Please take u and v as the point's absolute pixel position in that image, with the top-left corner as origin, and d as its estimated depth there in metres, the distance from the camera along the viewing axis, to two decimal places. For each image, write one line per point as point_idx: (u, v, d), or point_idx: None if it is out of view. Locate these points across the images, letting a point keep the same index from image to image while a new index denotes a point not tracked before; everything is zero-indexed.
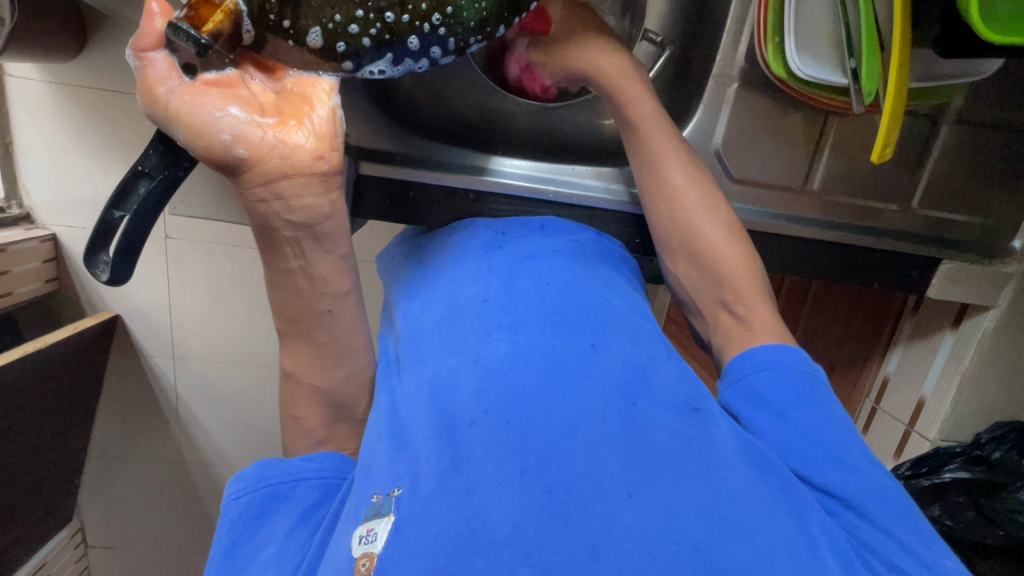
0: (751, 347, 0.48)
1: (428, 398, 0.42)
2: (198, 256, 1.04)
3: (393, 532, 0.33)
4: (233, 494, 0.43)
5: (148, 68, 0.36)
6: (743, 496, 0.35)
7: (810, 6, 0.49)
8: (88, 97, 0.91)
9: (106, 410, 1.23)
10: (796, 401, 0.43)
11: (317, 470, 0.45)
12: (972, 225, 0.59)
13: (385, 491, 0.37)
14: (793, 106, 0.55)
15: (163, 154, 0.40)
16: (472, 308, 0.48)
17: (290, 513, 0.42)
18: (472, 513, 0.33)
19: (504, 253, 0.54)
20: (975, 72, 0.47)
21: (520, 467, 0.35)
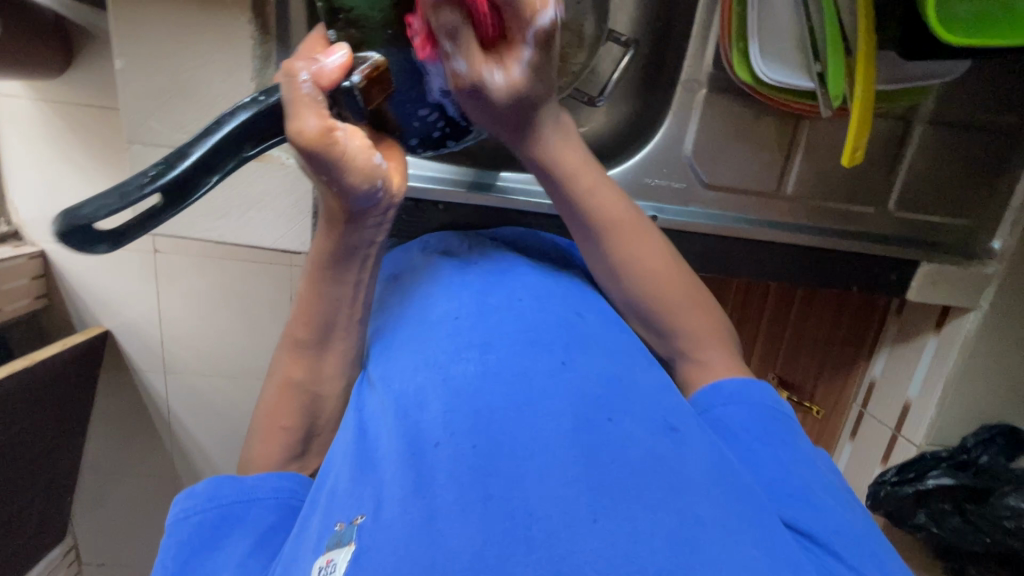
0: (723, 379, 0.49)
1: (396, 418, 0.41)
2: (184, 270, 1.04)
3: (353, 560, 0.32)
4: (180, 514, 0.42)
5: (301, 98, 0.34)
6: (715, 519, 0.34)
7: (776, 10, 0.48)
8: (71, 114, 0.91)
9: (97, 426, 1.23)
10: (769, 436, 0.44)
11: (273, 489, 0.44)
12: (950, 227, 0.59)
13: (347, 519, 0.36)
14: (765, 111, 0.54)
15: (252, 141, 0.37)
16: (443, 325, 0.48)
17: (244, 536, 0.40)
18: (433, 540, 0.32)
19: (480, 268, 0.54)
20: (945, 74, 0.47)
21: (484, 493, 0.34)
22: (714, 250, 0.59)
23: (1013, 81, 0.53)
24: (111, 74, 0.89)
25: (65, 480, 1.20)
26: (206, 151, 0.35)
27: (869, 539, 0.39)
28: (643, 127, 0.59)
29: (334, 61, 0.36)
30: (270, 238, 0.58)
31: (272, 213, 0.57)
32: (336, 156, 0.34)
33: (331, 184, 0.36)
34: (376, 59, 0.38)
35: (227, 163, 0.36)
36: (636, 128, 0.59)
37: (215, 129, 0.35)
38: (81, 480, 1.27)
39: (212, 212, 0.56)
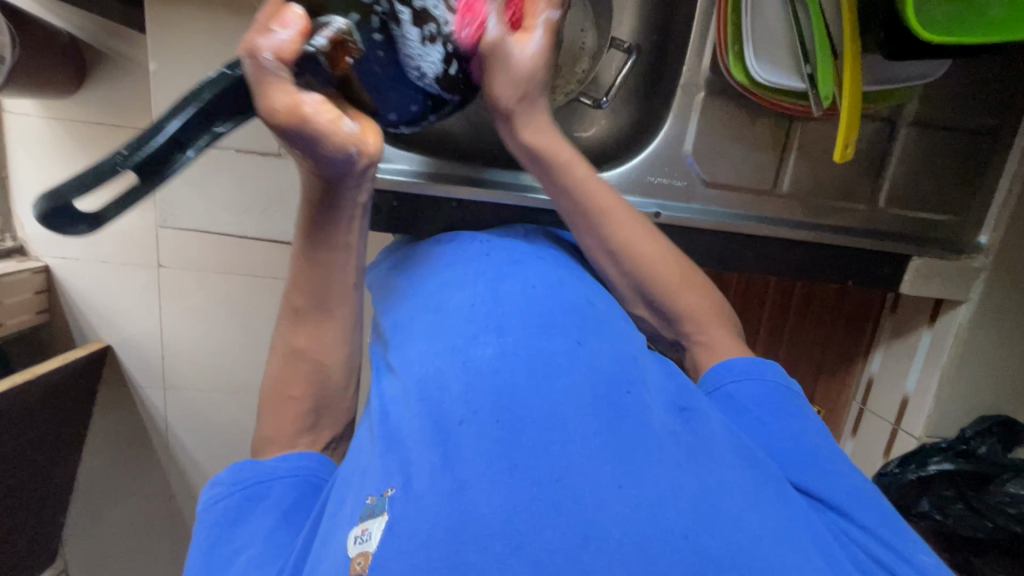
0: (731, 358, 0.50)
1: (419, 399, 0.42)
2: (190, 283, 1.05)
3: (387, 530, 0.34)
4: (209, 501, 0.44)
5: (265, 77, 0.33)
6: (734, 488, 0.36)
7: (766, 19, 0.52)
8: (84, 130, 0.94)
9: (95, 442, 1.22)
10: (775, 407, 0.45)
11: (293, 468, 0.46)
12: (939, 223, 0.62)
13: (378, 492, 0.37)
14: (759, 113, 0.57)
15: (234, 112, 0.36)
16: (462, 311, 0.49)
17: (269, 511, 0.42)
18: (463, 507, 0.33)
19: (493, 258, 0.55)
20: (926, 75, 0.51)
21: (510, 463, 0.35)
22: (715, 245, 0.61)
23: (990, 84, 0.57)
24: (124, 90, 0.92)
25: (62, 498, 1.19)
26: (178, 125, 0.34)
27: (877, 501, 0.41)
28: (644, 130, 0.62)
29: (287, 31, 0.32)
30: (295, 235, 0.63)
31: None
32: (314, 133, 0.35)
33: (311, 157, 0.37)
34: (336, 24, 0.35)
35: (199, 141, 0.35)
36: (638, 131, 0.63)
37: (184, 102, 0.34)
38: (77, 498, 1.26)
39: (237, 209, 0.60)
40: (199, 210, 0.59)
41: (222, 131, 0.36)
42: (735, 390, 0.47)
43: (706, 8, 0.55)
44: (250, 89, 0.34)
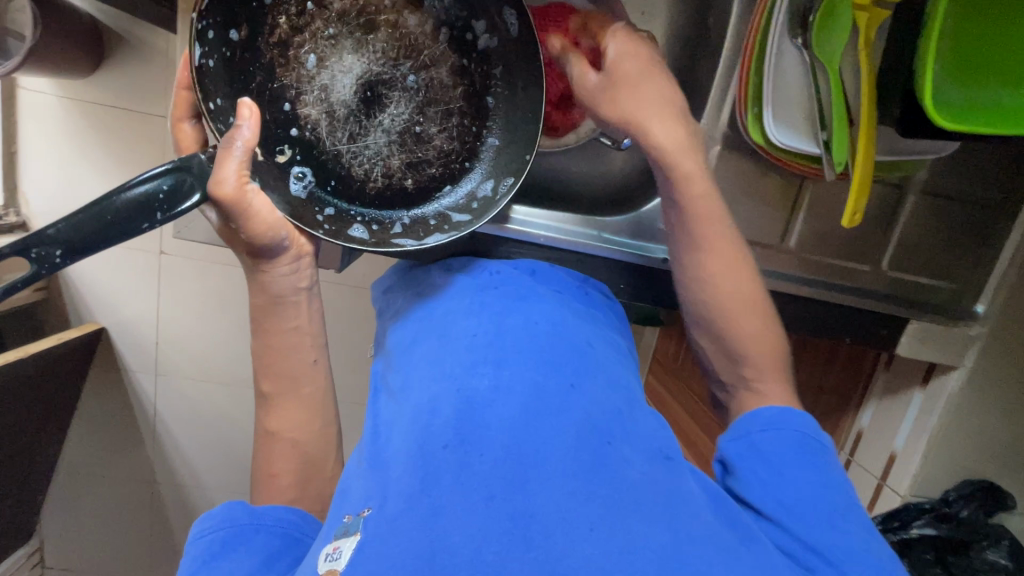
0: (760, 407, 0.49)
1: (410, 424, 0.43)
2: (189, 273, 1.05)
3: (357, 553, 0.34)
4: (199, 532, 0.44)
5: (224, 156, 0.41)
6: (702, 541, 0.36)
7: (789, 82, 0.53)
8: (98, 113, 0.93)
9: (81, 425, 1.21)
10: (799, 458, 0.45)
11: (278, 518, 0.46)
12: (940, 290, 0.63)
13: (355, 511, 0.38)
14: (771, 170, 0.58)
15: (163, 192, 0.40)
16: (461, 339, 0.49)
17: (251, 554, 0.42)
18: (435, 536, 0.34)
19: (499, 287, 0.55)
20: (933, 151, 0.52)
21: (487, 495, 0.36)
22: None
23: (1002, 161, 0.58)
24: (142, 76, 0.91)
25: (42, 477, 1.19)
26: (122, 213, 0.39)
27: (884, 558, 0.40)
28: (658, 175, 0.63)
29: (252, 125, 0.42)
30: None
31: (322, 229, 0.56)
32: (218, 163, 0.41)
33: (250, 199, 0.43)
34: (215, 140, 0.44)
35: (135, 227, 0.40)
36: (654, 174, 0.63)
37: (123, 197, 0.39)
38: (58, 478, 1.25)
39: None
40: None
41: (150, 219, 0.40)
42: (760, 438, 0.47)
43: (727, 66, 0.56)
44: (181, 178, 0.41)
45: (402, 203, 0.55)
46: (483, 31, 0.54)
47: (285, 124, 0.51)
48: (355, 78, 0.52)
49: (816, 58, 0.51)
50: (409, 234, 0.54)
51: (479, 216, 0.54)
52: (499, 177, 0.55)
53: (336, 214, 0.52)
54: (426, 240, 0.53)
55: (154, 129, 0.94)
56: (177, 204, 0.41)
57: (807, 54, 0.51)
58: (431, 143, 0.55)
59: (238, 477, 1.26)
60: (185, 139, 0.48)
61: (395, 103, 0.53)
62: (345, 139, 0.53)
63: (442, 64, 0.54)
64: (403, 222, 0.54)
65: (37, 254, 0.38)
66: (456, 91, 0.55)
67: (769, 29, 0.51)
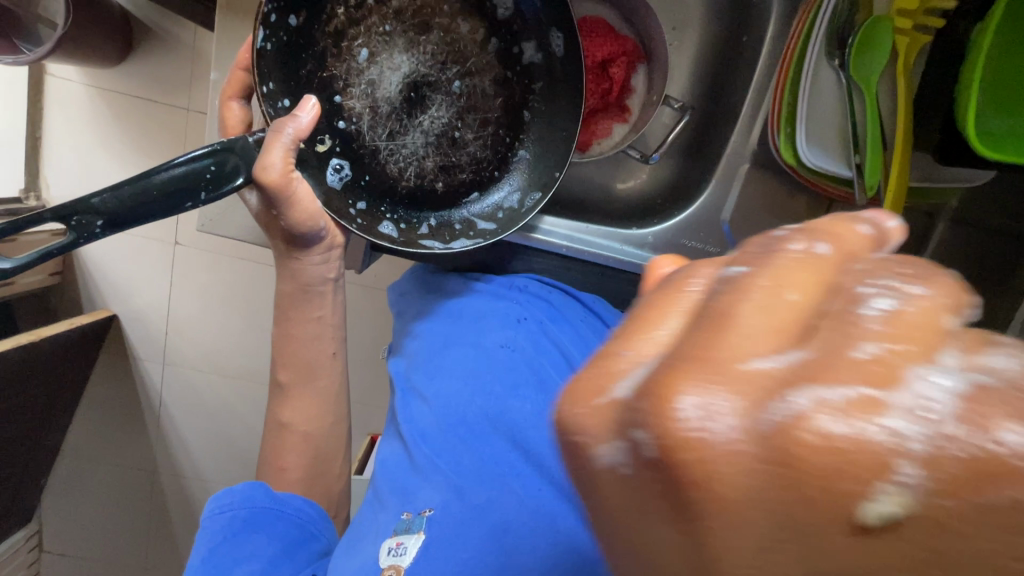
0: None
1: (461, 437, 0.45)
2: (204, 264, 1.05)
3: (423, 549, 0.38)
4: (216, 509, 0.48)
5: (279, 144, 0.43)
6: None
7: (822, 104, 0.52)
8: (123, 103, 0.94)
9: (87, 410, 1.22)
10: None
11: (297, 508, 0.49)
12: None
13: (415, 510, 0.41)
14: (799, 190, 0.58)
15: (215, 175, 0.40)
16: (501, 353, 0.50)
17: (271, 538, 0.46)
18: (503, 548, 0.38)
19: (537, 300, 0.55)
20: (970, 179, 0.51)
21: (547, 514, 0.40)
22: None
23: None
24: (170, 68, 0.92)
25: (46, 461, 1.19)
26: (169, 187, 0.37)
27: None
28: (682, 190, 0.62)
29: (306, 115, 0.43)
30: None
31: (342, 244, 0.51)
32: (266, 149, 0.42)
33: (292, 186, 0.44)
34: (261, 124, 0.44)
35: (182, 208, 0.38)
36: (679, 189, 0.62)
37: (174, 174, 0.38)
38: (61, 463, 1.25)
39: None
40: None
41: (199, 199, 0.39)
42: None
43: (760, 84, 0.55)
44: (227, 160, 0.41)
45: (431, 205, 0.54)
46: (529, 44, 0.54)
47: (329, 117, 0.49)
48: (403, 77, 0.51)
49: (852, 81, 0.50)
50: (436, 235, 0.54)
51: (503, 227, 0.54)
52: (524, 188, 0.55)
53: (369, 209, 0.51)
54: (452, 244, 0.53)
55: (178, 121, 0.95)
56: (223, 185, 0.40)
57: (843, 75, 0.51)
58: (466, 149, 0.54)
59: (240, 471, 1.25)
60: (232, 119, 0.49)
61: (437, 106, 0.53)
62: (384, 135, 0.52)
63: (485, 72, 0.54)
64: (431, 223, 0.54)
65: (77, 221, 0.36)
66: (494, 101, 0.55)
67: (806, 49, 0.50)
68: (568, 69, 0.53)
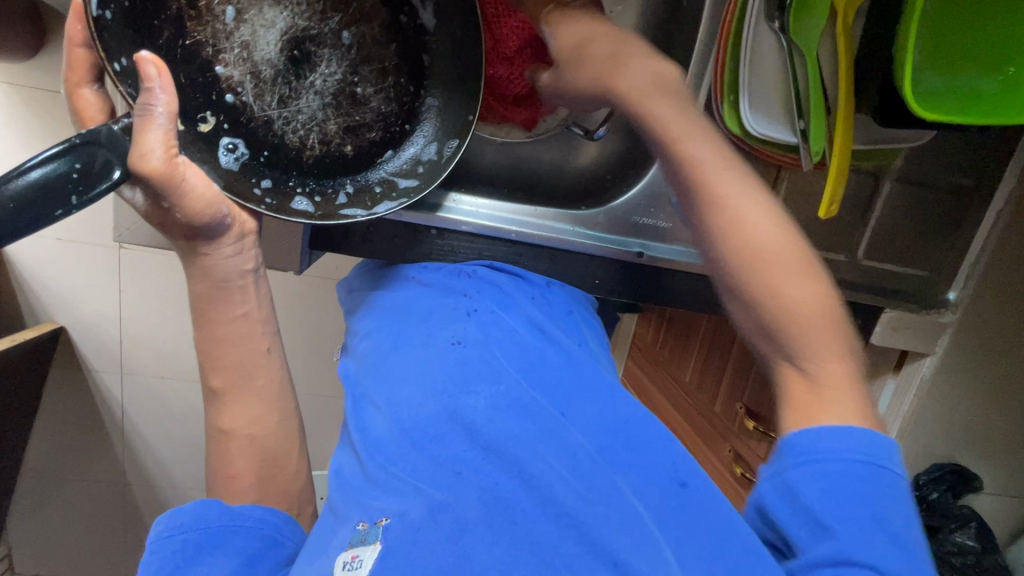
0: (795, 430, 0.38)
1: (412, 443, 0.41)
2: (151, 269, 1.00)
3: (378, 560, 0.34)
4: (164, 532, 0.41)
5: (145, 126, 0.36)
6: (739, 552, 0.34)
7: (764, 71, 0.51)
8: (41, 101, 0.87)
9: (40, 430, 1.15)
10: (853, 511, 0.34)
11: (258, 518, 0.43)
12: (911, 276, 0.63)
13: (370, 520, 0.37)
14: (747, 159, 0.57)
15: (79, 166, 0.34)
16: (446, 352, 0.46)
17: (228, 558, 0.40)
18: (461, 553, 0.34)
19: (484, 293, 0.52)
20: (911, 139, 0.51)
21: (510, 518, 0.36)
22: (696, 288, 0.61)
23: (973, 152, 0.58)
24: None
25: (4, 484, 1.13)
26: (33, 191, 0.33)
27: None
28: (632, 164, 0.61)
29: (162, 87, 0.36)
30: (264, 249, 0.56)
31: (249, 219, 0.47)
32: (137, 135, 0.36)
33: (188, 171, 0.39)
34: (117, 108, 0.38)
35: (59, 213, 0.34)
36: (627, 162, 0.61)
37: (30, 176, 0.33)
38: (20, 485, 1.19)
39: None
40: None
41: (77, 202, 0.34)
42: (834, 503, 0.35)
43: (702, 53, 0.54)
44: (94, 154, 0.35)
45: (341, 169, 0.51)
46: (424, 13, 0.53)
47: (211, 95, 0.46)
48: (281, 33, 0.48)
49: (793, 45, 0.48)
50: (357, 202, 0.51)
51: (427, 181, 0.52)
52: (439, 137, 0.54)
53: (274, 187, 0.48)
54: (377, 209, 0.51)
55: None
56: (96, 185, 0.35)
57: (784, 39, 0.48)
58: (369, 105, 0.52)
59: None
60: (89, 108, 0.43)
61: (327, 61, 0.51)
62: (275, 104, 0.49)
63: (374, 17, 0.52)
64: (348, 189, 0.51)
65: None
66: (388, 49, 0.53)
67: (744, 14, 0.49)
68: (460, 29, 0.53)
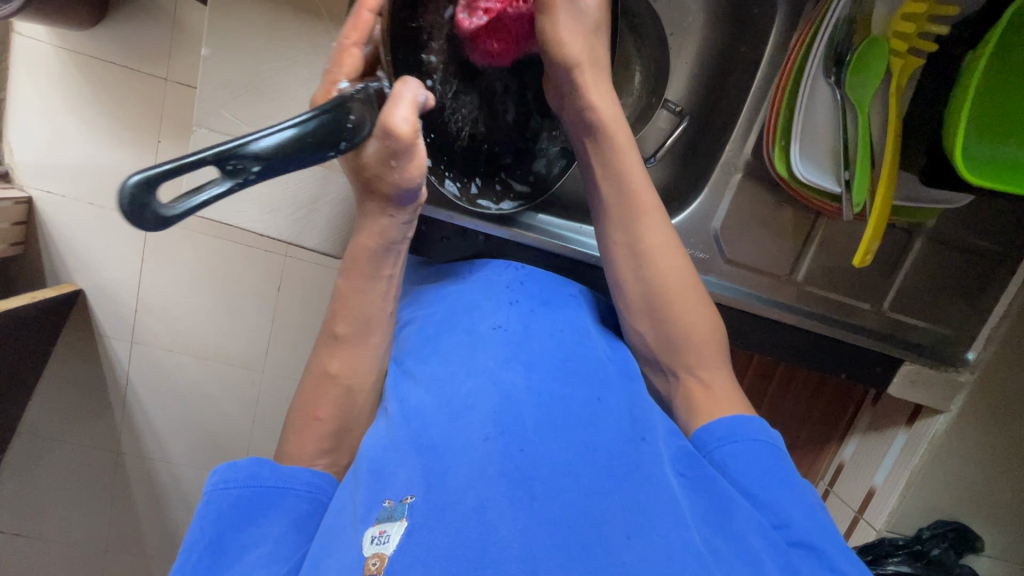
0: (709, 421, 0.47)
1: (443, 421, 0.42)
2: (179, 241, 1.01)
3: (405, 536, 0.35)
4: (221, 484, 0.42)
5: (402, 102, 0.39)
6: (735, 561, 0.37)
7: (817, 120, 0.53)
8: (97, 69, 0.90)
9: (45, 391, 1.15)
10: (766, 480, 0.43)
11: (307, 482, 0.44)
12: (933, 332, 0.64)
13: (396, 497, 0.37)
14: (788, 201, 0.59)
15: (345, 115, 0.35)
16: (494, 336, 0.49)
17: (281, 518, 0.42)
18: (483, 530, 0.35)
19: (527, 286, 0.54)
20: (947, 202, 0.54)
21: (530, 495, 0.37)
22: (725, 321, 0.62)
23: (1004, 220, 0.60)
24: (149, 35, 0.88)
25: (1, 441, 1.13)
26: (315, 130, 0.33)
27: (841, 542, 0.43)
28: (675, 195, 0.62)
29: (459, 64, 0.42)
30: (317, 236, 0.57)
31: (321, 219, 0.57)
32: (394, 103, 0.38)
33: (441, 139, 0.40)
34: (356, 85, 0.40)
35: (323, 156, 0.35)
36: (671, 193, 0.63)
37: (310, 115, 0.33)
38: (16, 444, 1.19)
39: (261, 206, 0.56)
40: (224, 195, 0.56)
41: (340, 147, 0.35)
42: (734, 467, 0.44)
43: (758, 96, 0.57)
44: (348, 109, 0.36)
45: (479, 165, 0.57)
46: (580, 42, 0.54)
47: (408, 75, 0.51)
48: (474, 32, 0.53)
49: (847, 99, 0.52)
50: (487, 195, 0.58)
51: (535, 193, 0.58)
52: (555, 155, 0.57)
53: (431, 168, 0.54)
54: (502, 205, 0.57)
55: (156, 91, 0.91)
56: (359, 136, 0.36)
57: (839, 94, 0.52)
58: (514, 111, 0.57)
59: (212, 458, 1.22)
60: (351, 63, 0.42)
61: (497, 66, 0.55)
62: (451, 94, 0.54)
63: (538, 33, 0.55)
64: (478, 183, 0.58)
65: (230, 167, 0.31)
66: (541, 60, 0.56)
67: (805, 63, 0.51)
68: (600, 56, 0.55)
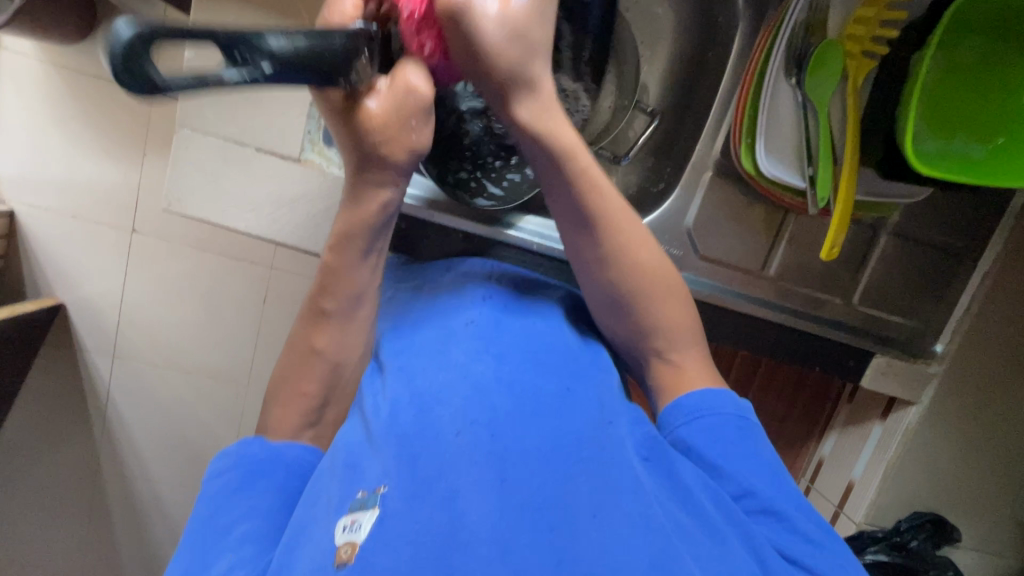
0: (681, 395, 0.49)
1: (414, 411, 0.43)
2: (161, 253, 1.00)
3: (377, 523, 0.36)
4: (215, 472, 0.45)
5: (411, 79, 0.38)
6: (695, 535, 0.39)
7: (780, 119, 0.55)
8: (82, 82, 0.91)
9: (21, 407, 1.13)
10: (731, 450, 0.45)
11: (296, 456, 0.47)
12: (905, 326, 0.66)
13: (369, 487, 0.38)
14: (757, 199, 0.61)
15: (360, 51, 0.35)
16: (465, 331, 0.49)
17: (270, 489, 0.44)
18: (453, 515, 0.36)
19: (499, 282, 0.54)
20: (907, 194, 0.56)
21: (501, 478, 0.38)
22: (701, 315, 0.64)
23: (961, 215, 0.62)
24: None
25: None
26: (337, 52, 0.33)
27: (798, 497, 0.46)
28: (650, 194, 0.64)
29: None
30: (297, 235, 0.58)
31: (300, 216, 0.57)
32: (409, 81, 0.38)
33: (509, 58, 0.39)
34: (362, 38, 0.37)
35: (330, 83, 0.33)
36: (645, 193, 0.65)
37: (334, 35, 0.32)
38: None
39: (244, 206, 0.57)
40: (206, 195, 0.56)
41: (346, 81, 0.35)
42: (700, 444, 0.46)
43: (725, 96, 0.59)
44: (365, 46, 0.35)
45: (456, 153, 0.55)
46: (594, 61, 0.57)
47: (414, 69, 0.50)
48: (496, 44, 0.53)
49: (807, 99, 0.54)
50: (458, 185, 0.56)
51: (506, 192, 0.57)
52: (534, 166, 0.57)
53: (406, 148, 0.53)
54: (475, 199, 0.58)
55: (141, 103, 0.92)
56: (363, 77, 0.36)
57: (800, 94, 0.54)
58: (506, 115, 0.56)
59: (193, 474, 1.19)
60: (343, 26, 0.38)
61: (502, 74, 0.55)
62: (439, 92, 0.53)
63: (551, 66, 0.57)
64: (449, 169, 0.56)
65: (240, 57, 0.28)
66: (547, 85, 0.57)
67: (766, 65, 0.54)
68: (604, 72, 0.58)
